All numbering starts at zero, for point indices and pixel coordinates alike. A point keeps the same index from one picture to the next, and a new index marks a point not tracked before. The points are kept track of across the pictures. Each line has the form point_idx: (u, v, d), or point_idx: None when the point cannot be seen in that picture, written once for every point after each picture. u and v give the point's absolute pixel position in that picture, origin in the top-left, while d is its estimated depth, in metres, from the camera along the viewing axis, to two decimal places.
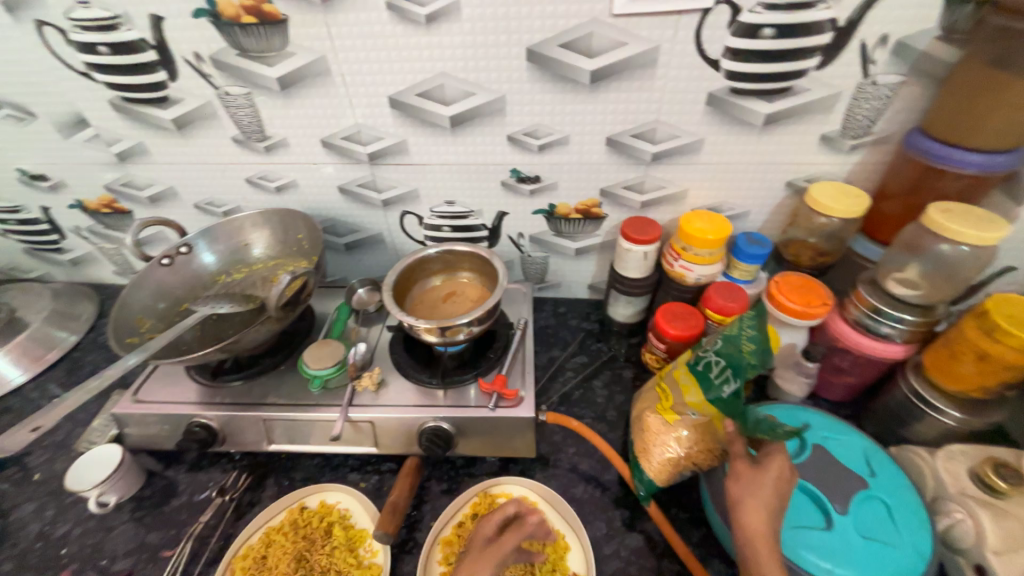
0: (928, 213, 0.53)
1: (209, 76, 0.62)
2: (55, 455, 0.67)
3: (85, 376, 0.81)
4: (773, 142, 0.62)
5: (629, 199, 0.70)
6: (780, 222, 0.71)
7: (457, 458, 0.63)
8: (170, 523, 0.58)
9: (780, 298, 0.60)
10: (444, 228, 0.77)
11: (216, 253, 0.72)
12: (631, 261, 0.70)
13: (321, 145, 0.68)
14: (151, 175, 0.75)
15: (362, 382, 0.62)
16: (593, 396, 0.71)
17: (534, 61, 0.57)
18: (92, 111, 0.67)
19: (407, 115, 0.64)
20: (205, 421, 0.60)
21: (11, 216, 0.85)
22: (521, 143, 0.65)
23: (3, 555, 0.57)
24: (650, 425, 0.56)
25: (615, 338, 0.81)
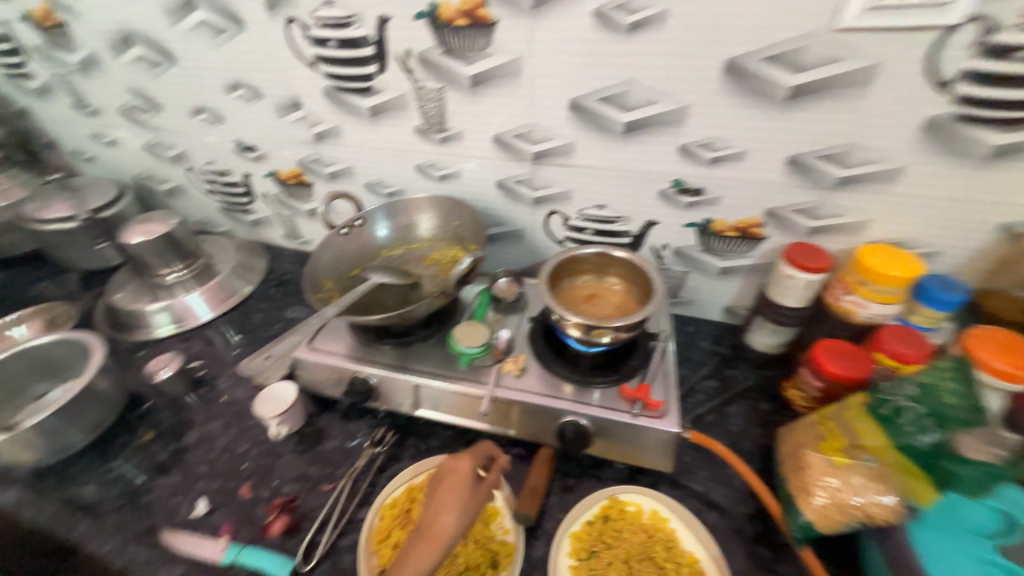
0: None
1: (412, 71, 0.69)
2: (238, 383, 0.79)
3: (255, 320, 0.94)
4: (996, 177, 0.55)
5: (797, 223, 0.66)
6: (981, 268, 0.62)
7: (585, 458, 0.64)
8: (327, 461, 0.66)
9: (985, 357, 0.52)
10: (587, 230, 0.78)
11: (382, 230, 0.80)
12: (790, 289, 0.65)
13: (492, 141, 0.73)
14: (337, 155, 0.86)
15: (506, 365, 0.66)
16: (727, 423, 0.68)
17: (730, 73, 0.56)
18: (308, 96, 0.79)
19: (583, 118, 0.66)
20: (364, 376, 0.67)
21: (219, 179, 1.02)
22: (692, 155, 0.64)
23: (199, 458, 0.68)
24: (810, 462, 0.50)
25: (750, 367, 0.76)
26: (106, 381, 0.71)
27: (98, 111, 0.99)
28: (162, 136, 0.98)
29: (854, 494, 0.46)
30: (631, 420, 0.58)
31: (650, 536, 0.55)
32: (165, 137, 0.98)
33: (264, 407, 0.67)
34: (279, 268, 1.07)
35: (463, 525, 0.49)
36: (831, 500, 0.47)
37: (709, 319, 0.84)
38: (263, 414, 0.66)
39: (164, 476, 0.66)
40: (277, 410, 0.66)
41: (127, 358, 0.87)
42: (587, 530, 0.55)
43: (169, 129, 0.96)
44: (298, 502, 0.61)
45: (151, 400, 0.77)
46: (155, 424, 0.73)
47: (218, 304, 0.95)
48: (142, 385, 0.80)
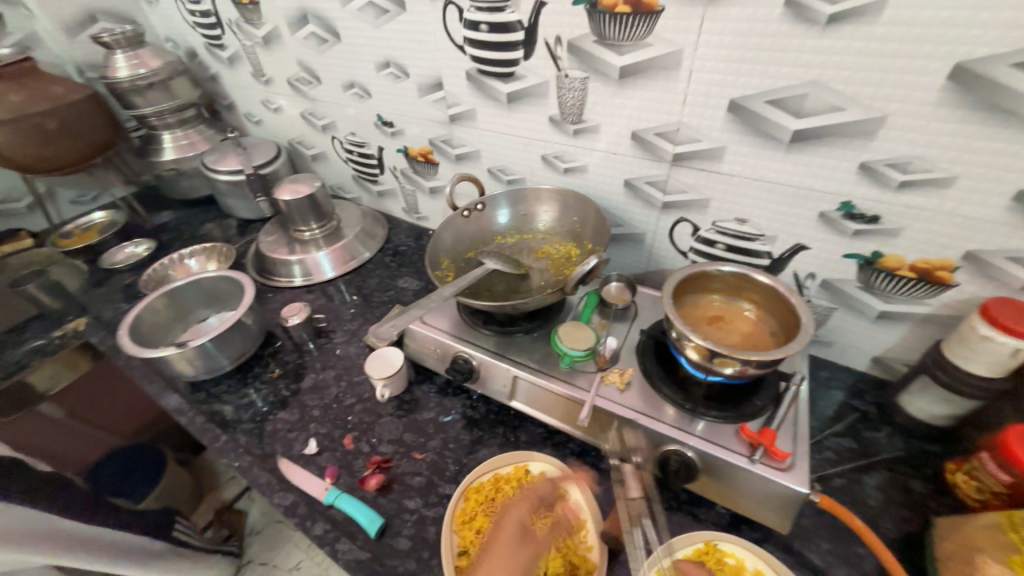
0: None
1: (559, 58, 0.67)
2: (351, 340, 0.86)
3: (369, 284, 1.02)
4: None
5: (1009, 274, 0.53)
6: None
7: (682, 491, 0.59)
8: (421, 431, 0.69)
9: None
10: (718, 245, 0.71)
11: (502, 216, 0.81)
12: (982, 353, 0.53)
13: (629, 138, 0.69)
14: (467, 137, 0.88)
15: (610, 376, 0.62)
16: (861, 493, 0.58)
17: (956, 81, 0.46)
18: (450, 77, 0.81)
19: (742, 122, 0.59)
20: (466, 356, 0.68)
21: (357, 150, 1.10)
22: (876, 175, 0.54)
23: (314, 401, 0.76)
24: (989, 575, 0.42)
25: (898, 434, 0.64)
26: (252, 317, 0.82)
27: (270, 81, 1.13)
28: (316, 107, 1.09)
29: None
30: (749, 465, 0.52)
31: None
32: (319, 108, 1.09)
33: (376, 367, 0.71)
34: (396, 239, 1.14)
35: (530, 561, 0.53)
36: None
37: (850, 367, 0.72)
38: (376, 374, 0.70)
39: (284, 410, 0.75)
40: (386, 371, 0.70)
41: (266, 299, 1.00)
42: (677, 570, 0.51)
43: (323, 100, 1.06)
44: (393, 463, 0.65)
45: (281, 340, 0.87)
46: (282, 363, 0.83)
47: (342, 264, 1.05)
48: (276, 326, 0.90)
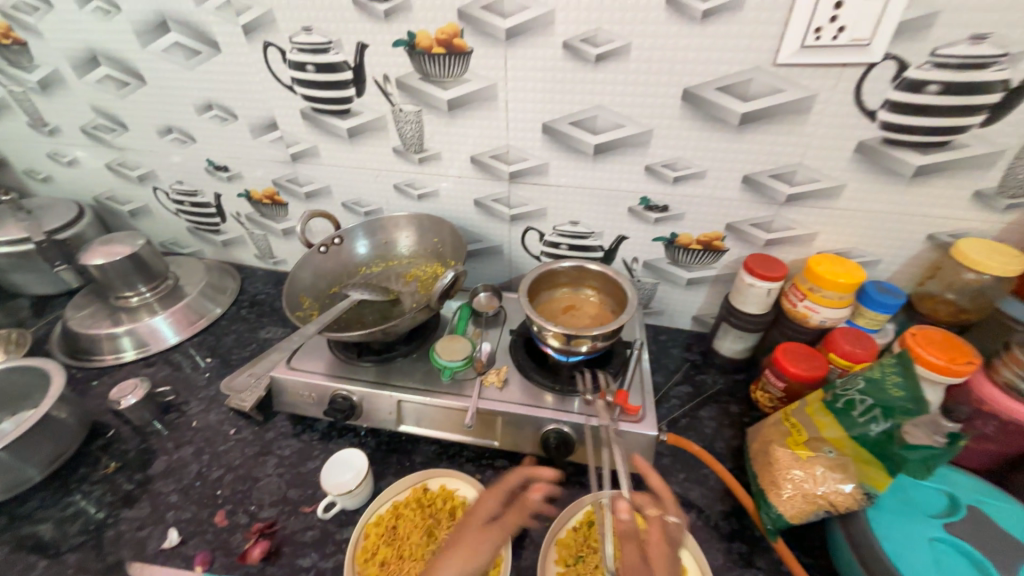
0: (965, 250, 0.60)
1: (390, 94, 0.72)
2: (209, 407, 0.77)
3: (226, 342, 0.91)
4: (918, 194, 0.62)
5: (754, 236, 0.72)
6: (916, 274, 0.69)
7: (568, 466, 0.66)
8: (308, 483, 0.65)
9: (921, 352, 0.58)
10: (562, 245, 0.82)
11: (364, 246, 0.82)
12: (751, 296, 0.71)
13: (469, 161, 0.76)
14: (314, 175, 0.86)
15: (489, 378, 0.67)
16: (700, 425, 0.71)
17: (688, 101, 0.62)
18: (285, 117, 0.79)
19: (555, 141, 0.70)
20: (346, 393, 0.66)
21: (187, 199, 1.00)
22: (658, 174, 0.69)
23: (169, 487, 0.66)
24: (778, 459, 0.54)
25: (718, 372, 0.81)
26: (66, 410, 0.68)
27: (57, 131, 0.96)
28: (127, 156, 0.96)
29: (818, 485, 0.50)
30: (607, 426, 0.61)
31: None
32: (131, 157, 0.96)
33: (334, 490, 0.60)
34: (252, 288, 1.05)
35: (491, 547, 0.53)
36: (798, 491, 0.51)
37: (679, 328, 0.89)
38: (328, 488, 0.60)
39: (129, 507, 0.63)
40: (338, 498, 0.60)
41: (85, 387, 0.82)
42: (573, 536, 0.57)
43: (135, 148, 0.94)
44: (278, 526, 0.60)
45: (114, 429, 0.73)
46: (119, 454, 0.70)
47: (187, 327, 0.92)
48: (105, 414, 0.76)
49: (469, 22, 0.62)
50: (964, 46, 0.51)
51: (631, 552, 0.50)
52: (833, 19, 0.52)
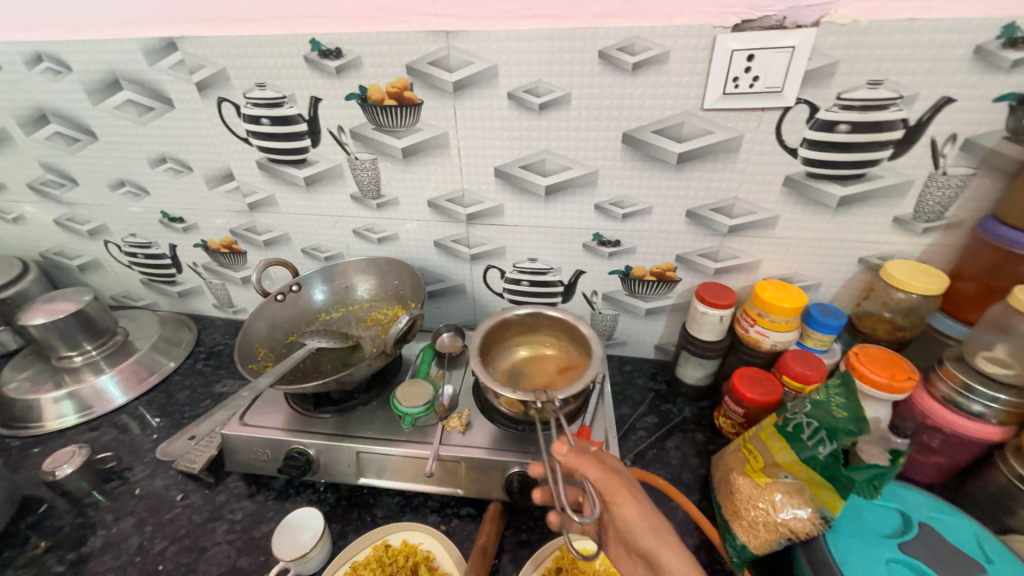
0: (891, 273, 0.64)
1: (346, 144, 0.73)
2: (156, 471, 0.72)
3: (178, 398, 0.87)
4: (845, 222, 0.67)
5: (704, 266, 0.75)
6: (854, 294, 0.73)
7: (536, 508, 0.64)
8: (260, 549, 0.61)
9: (865, 371, 0.60)
10: (523, 282, 0.83)
11: (323, 292, 0.81)
12: (705, 324, 0.73)
13: (427, 205, 0.78)
14: (272, 223, 0.86)
15: (450, 423, 0.65)
16: (666, 457, 0.71)
17: (628, 144, 0.66)
18: (241, 168, 0.80)
19: (508, 183, 0.73)
20: (302, 448, 0.64)
21: (141, 251, 0.97)
22: (607, 212, 0.72)
23: (105, 565, 0.61)
24: (739, 486, 0.55)
25: (683, 400, 0.81)
26: None
27: (2, 187, 0.93)
28: (77, 211, 0.93)
29: (778, 511, 0.51)
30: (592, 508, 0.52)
31: None
32: (81, 212, 0.94)
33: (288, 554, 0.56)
34: (209, 339, 1.01)
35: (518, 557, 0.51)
36: (761, 520, 0.52)
37: (644, 357, 0.90)
38: (279, 554, 0.56)
39: None
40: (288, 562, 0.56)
41: (18, 457, 0.77)
42: None
43: (85, 203, 0.92)
44: None
45: (47, 503, 0.68)
46: (51, 531, 0.65)
47: (136, 384, 0.87)
48: (38, 487, 0.70)
49: (417, 77, 0.65)
50: (864, 90, 0.57)
51: (597, 469, 0.47)
52: (748, 69, 0.57)
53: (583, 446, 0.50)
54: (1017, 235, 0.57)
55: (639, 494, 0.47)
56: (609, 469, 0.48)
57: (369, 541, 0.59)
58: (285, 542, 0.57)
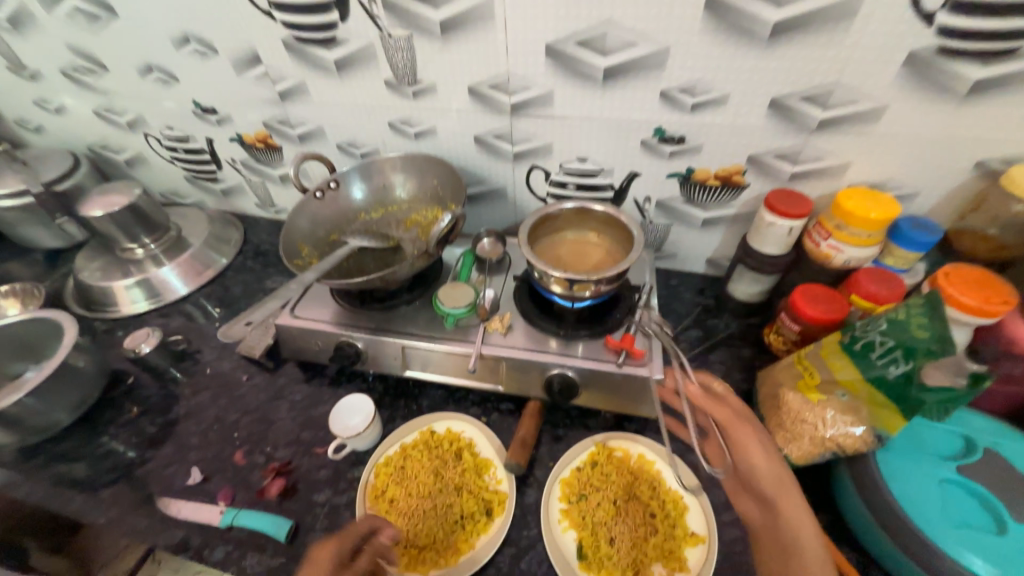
0: (1016, 180, 0.54)
1: (377, 16, 0.65)
2: (221, 355, 0.79)
3: (233, 292, 0.92)
4: (973, 114, 0.55)
5: (779, 169, 0.66)
6: (957, 207, 0.63)
7: (573, 409, 0.66)
8: (320, 426, 0.67)
9: (951, 292, 0.54)
10: (569, 185, 0.77)
11: (362, 191, 0.79)
12: (772, 235, 0.66)
13: (467, 93, 0.70)
14: (304, 114, 0.81)
15: (492, 324, 0.66)
16: (708, 369, 0.70)
17: (712, 11, 0.54)
18: (267, 49, 0.73)
19: (561, 65, 0.63)
20: (350, 341, 0.67)
21: (180, 145, 0.96)
22: (673, 101, 0.63)
23: (190, 430, 0.69)
24: (788, 402, 0.53)
25: (731, 316, 0.78)
26: (84, 359, 0.70)
27: (37, 74, 0.91)
28: (112, 100, 0.91)
29: (828, 427, 0.50)
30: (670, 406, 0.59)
31: (636, 477, 0.58)
32: (116, 101, 0.91)
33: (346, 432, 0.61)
34: (255, 238, 1.03)
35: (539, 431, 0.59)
36: (806, 433, 0.51)
37: (692, 272, 0.85)
38: (337, 431, 0.61)
39: (157, 448, 0.67)
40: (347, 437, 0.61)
41: (104, 336, 0.85)
42: (575, 475, 0.58)
43: (119, 92, 0.89)
44: (294, 465, 0.63)
45: (134, 375, 0.76)
46: (140, 399, 0.73)
47: (195, 277, 0.92)
48: (124, 362, 0.79)
49: None
50: None
51: (724, 407, 0.54)
52: None
53: (714, 391, 0.56)
54: None
55: (759, 433, 0.52)
56: (735, 410, 0.54)
57: (416, 427, 0.64)
58: (342, 422, 0.62)
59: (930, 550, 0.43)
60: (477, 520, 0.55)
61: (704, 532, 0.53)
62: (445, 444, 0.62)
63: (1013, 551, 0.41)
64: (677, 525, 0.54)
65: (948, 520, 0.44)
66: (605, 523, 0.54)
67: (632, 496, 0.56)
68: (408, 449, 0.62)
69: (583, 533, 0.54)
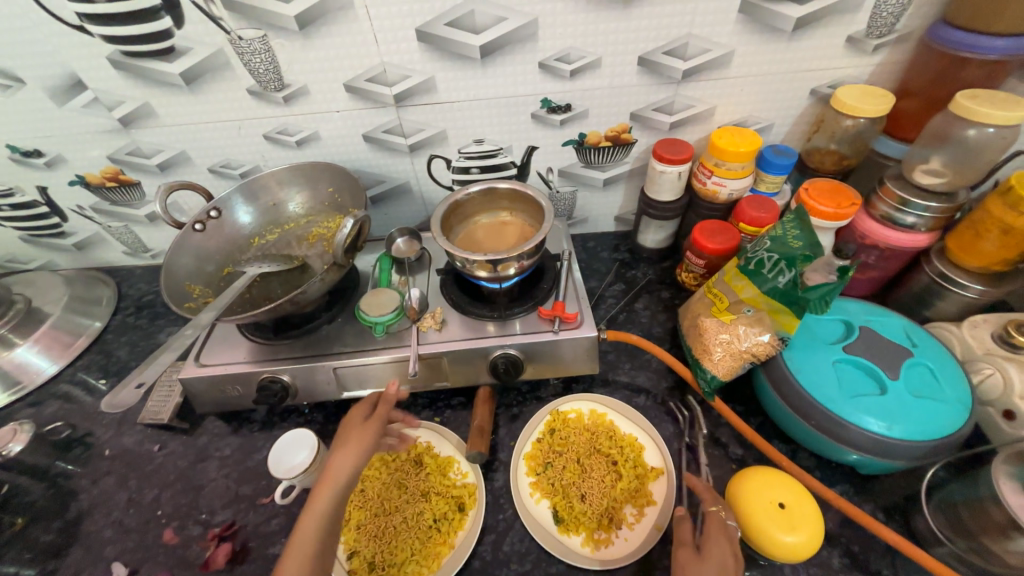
0: (843, 99, 0.63)
1: (220, 19, 0.58)
2: (121, 430, 0.68)
3: (119, 356, 0.79)
4: (801, 48, 0.63)
5: (658, 121, 0.71)
6: (805, 130, 0.72)
7: (523, 385, 0.67)
8: (260, 475, 0.61)
9: (813, 204, 0.62)
10: (472, 169, 0.76)
11: (250, 214, 0.72)
12: (664, 183, 0.71)
13: (344, 90, 0.66)
14: (158, 140, 0.71)
15: (425, 323, 0.64)
16: (636, 317, 0.75)
17: None
18: (90, 71, 0.63)
19: (436, 49, 0.62)
20: (274, 376, 0.61)
21: (3, 201, 0.79)
22: (552, 70, 0.64)
23: (100, 523, 0.59)
24: (706, 328, 0.59)
25: (646, 264, 0.83)
26: None
27: None
28: None
29: (742, 341, 0.56)
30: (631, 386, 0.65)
31: (594, 433, 0.60)
32: None
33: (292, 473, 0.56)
34: (133, 290, 0.90)
35: (489, 419, 0.60)
36: (726, 351, 0.57)
37: (604, 231, 0.89)
38: (280, 475, 0.56)
39: (60, 556, 0.57)
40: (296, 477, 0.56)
41: None
42: (537, 447, 0.59)
43: None
44: (238, 524, 0.57)
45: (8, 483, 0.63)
46: (24, 507, 0.61)
47: (63, 351, 0.78)
48: None
49: None
50: None
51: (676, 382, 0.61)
52: None
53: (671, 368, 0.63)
54: (985, 40, 0.55)
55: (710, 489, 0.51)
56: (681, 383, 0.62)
57: None
58: (282, 464, 0.56)
59: (839, 423, 0.50)
60: (451, 519, 0.54)
61: (662, 464, 0.57)
62: (404, 455, 0.60)
63: (894, 405, 0.50)
64: (637, 465, 0.57)
65: (846, 394, 0.51)
66: (573, 483, 0.56)
67: (593, 452, 0.59)
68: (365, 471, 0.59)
69: (555, 498, 0.55)
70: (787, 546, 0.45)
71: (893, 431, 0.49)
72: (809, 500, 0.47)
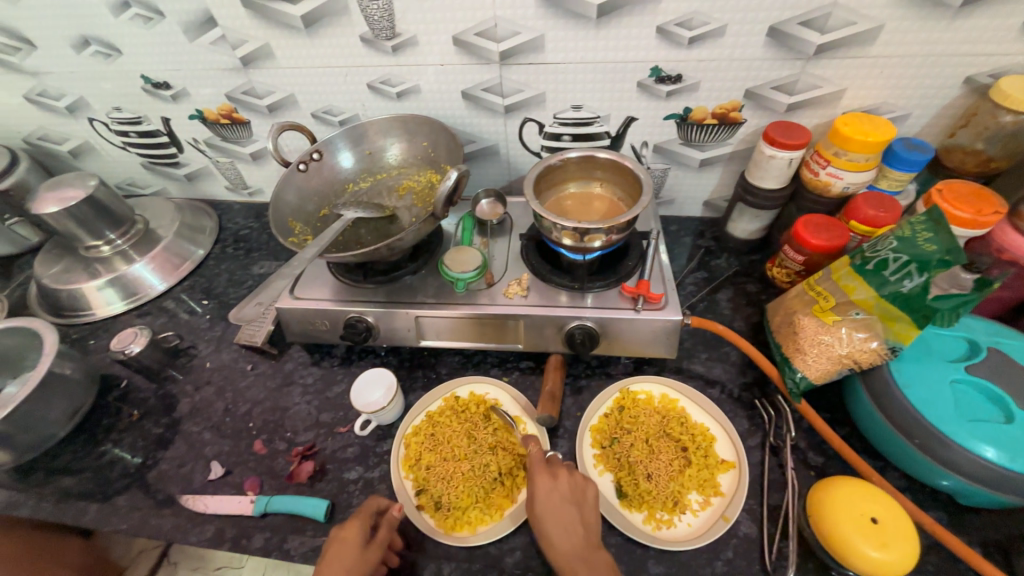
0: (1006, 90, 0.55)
1: None
2: (219, 347, 0.75)
3: (217, 282, 0.86)
4: (965, 27, 0.55)
5: (775, 101, 0.65)
6: (947, 124, 0.64)
7: (592, 359, 0.67)
8: (339, 406, 0.66)
9: (947, 207, 0.56)
10: (565, 136, 0.74)
11: (349, 159, 0.74)
12: (772, 169, 0.66)
13: (452, 43, 0.65)
14: (272, 82, 0.74)
15: (511, 289, 0.64)
16: (717, 307, 0.72)
17: None
18: (221, 8, 0.66)
19: (551, 5, 0.60)
20: (360, 317, 0.64)
21: (132, 129, 0.87)
22: (670, 36, 0.61)
23: (199, 425, 0.66)
24: (803, 326, 0.56)
25: (732, 254, 0.79)
26: (69, 366, 0.65)
27: None
28: (46, 82, 0.82)
29: (844, 345, 0.52)
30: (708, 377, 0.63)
31: (665, 416, 0.59)
32: (51, 83, 0.82)
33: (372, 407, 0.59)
34: (231, 224, 0.97)
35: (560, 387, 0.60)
36: (824, 354, 0.54)
37: (689, 216, 0.85)
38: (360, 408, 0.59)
39: (166, 448, 0.64)
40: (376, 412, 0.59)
41: (80, 343, 0.79)
42: (605, 421, 0.59)
43: (52, 71, 0.80)
44: (318, 447, 0.62)
45: (126, 379, 0.72)
46: (139, 402, 0.69)
47: (172, 271, 0.86)
48: (111, 366, 0.74)
49: None
50: None
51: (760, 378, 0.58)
52: None
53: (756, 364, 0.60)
54: None
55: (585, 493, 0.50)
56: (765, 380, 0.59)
57: (440, 395, 0.63)
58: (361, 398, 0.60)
59: (951, 448, 0.46)
60: (515, 475, 0.56)
61: (734, 458, 0.55)
62: (474, 410, 0.61)
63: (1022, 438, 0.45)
64: (708, 455, 0.56)
65: (964, 418, 0.47)
66: (640, 461, 0.56)
67: (661, 435, 0.58)
68: (436, 418, 0.61)
69: (619, 473, 0.55)
70: (875, 562, 0.42)
71: (1017, 465, 0.44)
72: (904, 518, 0.44)
